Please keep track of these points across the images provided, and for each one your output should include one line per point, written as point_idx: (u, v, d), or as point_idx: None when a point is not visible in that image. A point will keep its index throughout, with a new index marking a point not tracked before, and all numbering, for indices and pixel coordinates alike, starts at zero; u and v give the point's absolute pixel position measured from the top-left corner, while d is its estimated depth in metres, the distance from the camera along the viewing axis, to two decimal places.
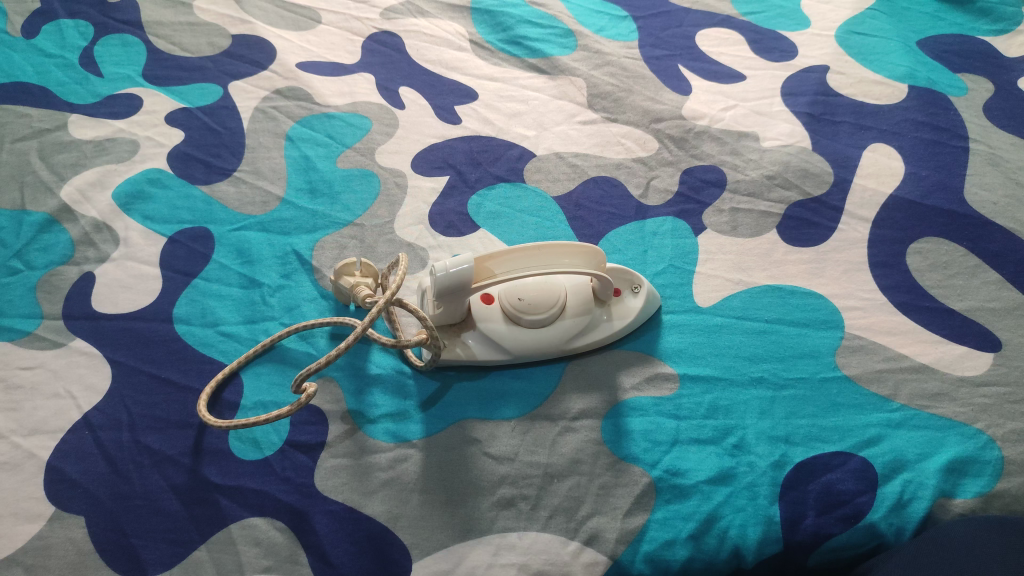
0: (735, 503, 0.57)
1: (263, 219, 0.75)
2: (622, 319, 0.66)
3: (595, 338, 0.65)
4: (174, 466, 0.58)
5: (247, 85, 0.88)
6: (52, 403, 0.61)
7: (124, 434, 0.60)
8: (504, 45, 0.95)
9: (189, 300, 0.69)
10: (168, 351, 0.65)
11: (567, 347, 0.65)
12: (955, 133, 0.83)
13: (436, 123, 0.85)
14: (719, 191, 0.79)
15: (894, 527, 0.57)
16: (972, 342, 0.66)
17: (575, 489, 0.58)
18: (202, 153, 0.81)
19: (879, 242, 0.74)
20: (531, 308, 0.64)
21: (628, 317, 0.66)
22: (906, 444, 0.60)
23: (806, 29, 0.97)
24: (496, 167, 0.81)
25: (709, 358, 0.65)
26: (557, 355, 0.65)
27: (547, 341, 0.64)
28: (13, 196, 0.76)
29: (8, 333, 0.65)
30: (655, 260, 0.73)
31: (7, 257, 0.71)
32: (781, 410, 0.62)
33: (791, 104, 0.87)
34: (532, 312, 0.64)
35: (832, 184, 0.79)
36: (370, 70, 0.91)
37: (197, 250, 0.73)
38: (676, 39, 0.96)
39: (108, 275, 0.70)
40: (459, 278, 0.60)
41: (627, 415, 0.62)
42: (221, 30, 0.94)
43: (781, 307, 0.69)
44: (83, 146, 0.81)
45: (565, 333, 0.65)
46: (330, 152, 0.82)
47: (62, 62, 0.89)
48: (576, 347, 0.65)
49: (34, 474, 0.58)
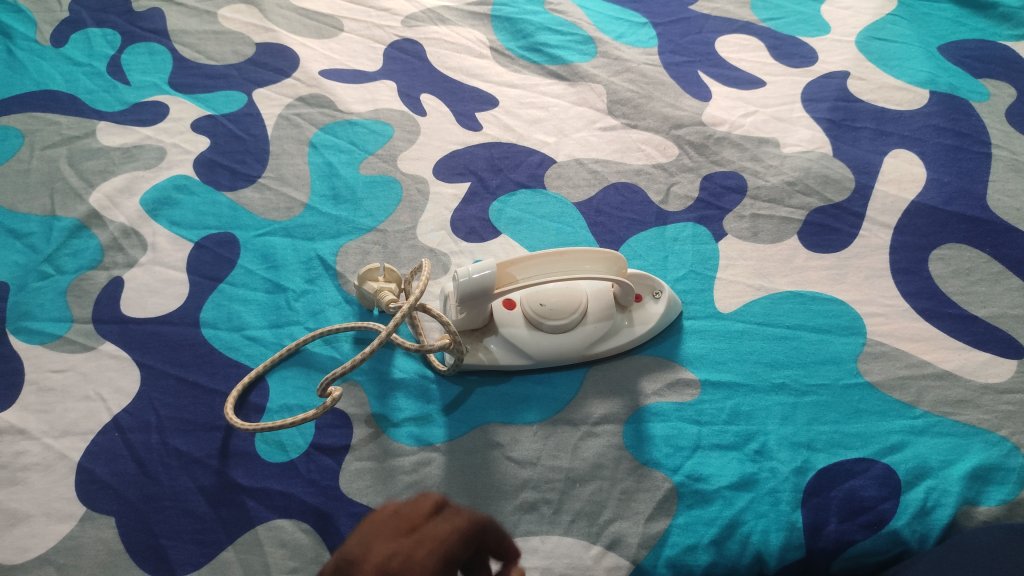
0: (756, 509, 0.57)
1: (287, 225, 0.76)
2: (643, 324, 0.67)
3: (616, 343, 0.66)
4: (202, 468, 0.59)
5: (271, 93, 0.89)
6: (83, 406, 0.63)
7: (152, 436, 0.61)
8: (524, 52, 0.95)
9: (215, 304, 0.70)
10: (195, 354, 0.66)
11: (589, 351, 0.65)
12: (977, 138, 0.82)
13: (457, 130, 0.86)
14: (739, 197, 0.79)
15: (918, 533, 0.56)
16: (995, 349, 0.66)
17: (597, 494, 0.58)
18: (227, 160, 0.82)
19: (901, 248, 0.73)
20: (553, 313, 0.65)
21: (649, 323, 0.67)
22: (930, 451, 0.60)
23: (826, 34, 0.97)
24: (516, 173, 0.81)
25: (731, 363, 0.66)
26: (579, 360, 0.66)
27: (569, 346, 0.65)
28: (43, 202, 0.77)
29: (39, 336, 0.67)
30: (676, 266, 0.73)
31: (38, 262, 0.72)
32: (803, 416, 0.62)
33: (811, 110, 0.87)
34: (555, 317, 0.65)
35: (853, 190, 0.79)
36: (392, 77, 0.92)
37: (223, 255, 0.74)
38: (695, 45, 0.97)
39: (136, 280, 0.71)
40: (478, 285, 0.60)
41: (649, 420, 0.62)
42: (246, 39, 0.95)
43: (803, 313, 0.69)
44: (111, 153, 0.82)
45: (586, 338, 0.65)
46: (352, 158, 0.83)
47: (90, 70, 0.91)
48: (598, 351, 0.66)
49: (65, 475, 0.59)
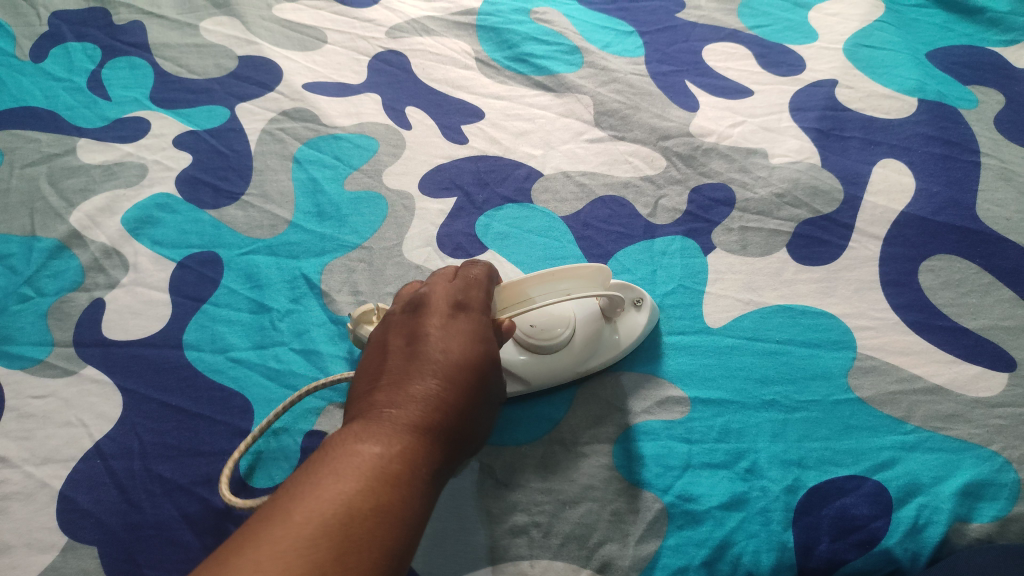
0: (747, 529, 0.56)
1: (272, 242, 0.75)
2: (630, 335, 0.66)
3: (608, 356, 0.65)
4: (186, 495, 0.58)
5: (254, 107, 0.88)
6: (64, 432, 0.62)
7: (134, 462, 0.60)
8: (510, 63, 0.94)
9: (199, 325, 0.69)
10: (178, 378, 0.65)
11: (584, 368, 0.64)
12: (966, 147, 0.82)
13: (443, 143, 0.85)
14: (728, 210, 0.78)
15: (909, 552, 0.56)
16: (986, 362, 0.65)
17: (586, 516, 0.58)
18: (210, 177, 0.81)
19: (890, 260, 0.73)
20: (544, 333, 0.63)
21: (635, 333, 0.66)
22: (921, 467, 0.59)
23: (814, 41, 0.96)
24: (503, 187, 0.81)
25: (721, 380, 0.65)
26: (573, 377, 0.65)
27: (564, 365, 0.64)
28: (23, 222, 0.76)
29: (19, 361, 0.66)
30: (665, 280, 0.73)
31: (18, 284, 0.71)
32: (793, 433, 0.62)
33: (799, 119, 0.87)
34: (547, 337, 0.63)
35: (842, 202, 0.78)
36: (377, 90, 0.91)
37: (207, 275, 0.73)
38: (683, 54, 0.96)
39: (117, 301, 0.70)
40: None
41: (637, 439, 0.61)
42: (228, 52, 0.94)
43: (793, 327, 0.68)
44: (92, 171, 0.81)
45: (580, 355, 0.64)
46: (337, 174, 0.82)
47: (69, 85, 0.90)
48: (591, 366, 0.65)
49: (46, 504, 0.58)
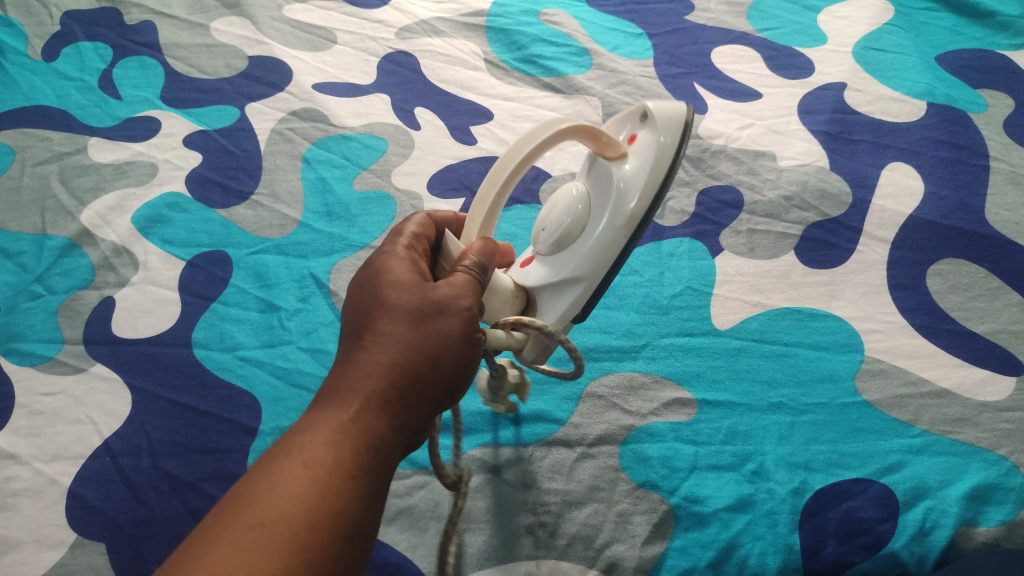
0: (753, 531, 0.56)
1: (280, 242, 0.76)
2: (649, 150, 0.50)
3: (637, 190, 0.49)
4: (194, 492, 0.59)
5: (264, 107, 0.89)
6: (74, 429, 0.62)
7: (143, 460, 0.60)
8: (519, 64, 0.95)
9: (208, 324, 0.69)
10: (187, 376, 0.65)
11: (619, 220, 0.49)
12: (975, 151, 0.82)
13: (452, 144, 0.85)
14: (736, 212, 0.78)
15: (916, 555, 0.55)
16: (994, 366, 0.65)
17: (593, 517, 0.58)
18: (220, 176, 0.82)
19: (898, 264, 0.73)
20: (552, 228, 0.53)
21: (654, 144, 0.50)
22: (928, 470, 0.59)
23: (823, 44, 0.96)
24: (511, 188, 0.81)
25: (728, 382, 0.65)
26: (620, 235, 0.49)
27: (592, 238, 0.50)
28: (34, 220, 0.77)
29: (30, 358, 0.66)
30: (672, 282, 0.73)
31: (29, 282, 0.72)
32: (800, 435, 0.62)
33: (808, 122, 0.87)
34: (555, 232, 0.53)
35: (850, 205, 0.78)
36: (386, 91, 0.91)
37: (216, 274, 0.73)
38: (691, 56, 0.96)
39: (127, 299, 0.71)
40: (560, 286, 0.52)
41: (644, 441, 0.62)
42: (238, 52, 0.95)
43: (800, 330, 0.68)
44: (103, 170, 0.82)
45: (604, 219, 0.50)
46: (346, 174, 0.82)
47: (81, 84, 0.90)
48: (630, 210, 0.49)
49: (56, 500, 0.58)
